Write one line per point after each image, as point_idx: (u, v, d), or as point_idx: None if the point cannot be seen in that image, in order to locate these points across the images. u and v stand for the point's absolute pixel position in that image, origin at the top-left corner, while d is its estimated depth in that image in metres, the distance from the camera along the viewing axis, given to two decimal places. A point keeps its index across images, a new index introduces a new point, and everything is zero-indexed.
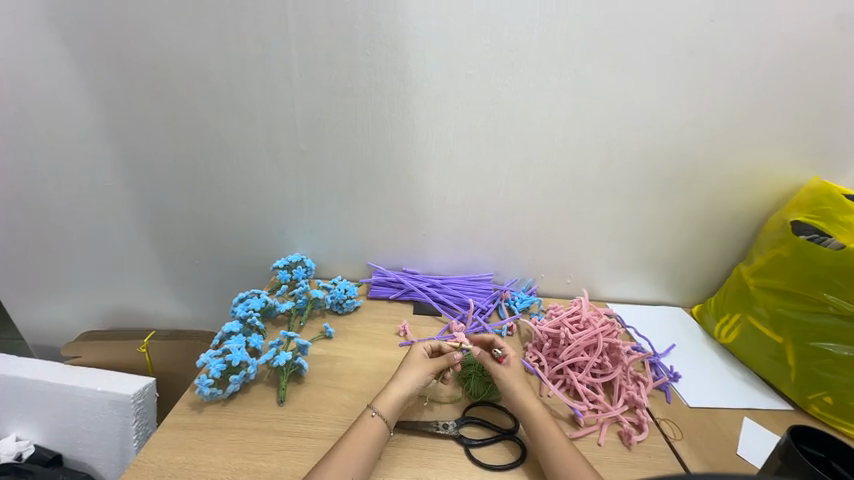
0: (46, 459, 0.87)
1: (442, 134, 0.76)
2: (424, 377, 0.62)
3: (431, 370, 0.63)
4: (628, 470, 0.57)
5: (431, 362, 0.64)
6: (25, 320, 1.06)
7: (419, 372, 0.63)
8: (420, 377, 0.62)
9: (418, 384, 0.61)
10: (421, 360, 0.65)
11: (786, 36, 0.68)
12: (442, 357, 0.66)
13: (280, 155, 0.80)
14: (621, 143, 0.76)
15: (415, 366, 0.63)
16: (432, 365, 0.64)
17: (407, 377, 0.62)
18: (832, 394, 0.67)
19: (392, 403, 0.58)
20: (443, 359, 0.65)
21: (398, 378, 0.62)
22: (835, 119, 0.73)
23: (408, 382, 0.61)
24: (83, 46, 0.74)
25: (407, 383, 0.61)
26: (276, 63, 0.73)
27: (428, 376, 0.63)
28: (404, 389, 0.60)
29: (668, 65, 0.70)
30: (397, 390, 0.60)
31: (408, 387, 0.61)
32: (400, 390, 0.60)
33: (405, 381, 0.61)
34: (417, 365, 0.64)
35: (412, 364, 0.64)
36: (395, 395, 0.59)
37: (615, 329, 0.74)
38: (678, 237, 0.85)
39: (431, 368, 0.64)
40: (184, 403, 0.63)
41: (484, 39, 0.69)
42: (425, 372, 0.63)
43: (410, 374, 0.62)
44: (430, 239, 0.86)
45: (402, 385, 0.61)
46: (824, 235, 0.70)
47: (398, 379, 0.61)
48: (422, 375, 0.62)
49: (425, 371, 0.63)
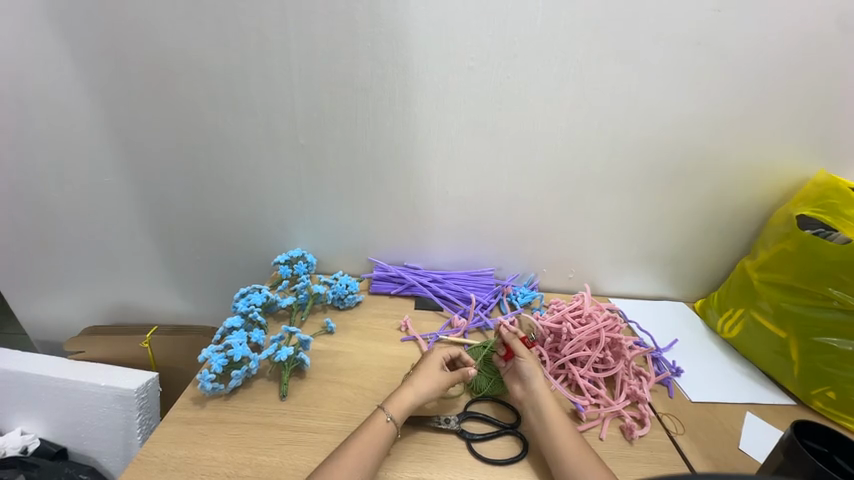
0: (51, 452, 0.88)
1: (443, 129, 0.76)
2: (438, 388, 0.61)
3: (446, 381, 0.62)
4: (630, 465, 0.57)
5: (448, 374, 0.63)
6: (28, 315, 1.07)
7: (434, 381, 0.62)
8: (434, 386, 0.61)
9: (432, 393, 0.61)
10: (438, 370, 0.64)
11: (793, 26, 0.67)
12: (458, 370, 0.65)
13: (280, 148, 0.80)
14: (623, 137, 0.75)
15: (431, 375, 0.62)
16: (448, 378, 0.63)
17: (423, 384, 0.61)
18: (836, 389, 0.66)
19: (404, 408, 0.58)
20: (459, 372, 0.64)
21: (412, 383, 0.61)
22: (843, 110, 0.72)
23: (422, 389, 0.60)
24: (81, 40, 0.74)
25: (421, 390, 0.60)
26: (276, 56, 0.72)
27: (442, 388, 0.62)
28: (418, 396, 0.60)
29: (672, 56, 0.69)
30: (410, 395, 0.59)
31: (422, 395, 0.60)
32: (414, 397, 0.59)
33: (420, 388, 0.60)
34: (434, 374, 0.63)
35: (428, 373, 0.63)
36: (408, 401, 0.59)
37: (618, 324, 0.72)
38: (681, 230, 0.84)
39: (446, 381, 0.63)
40: (187, 398, 0.63)
41: (485, 30, 0.68)
42: (439, 382, 0.62)
43: (426, 381, 0.61)
44: (432, 234, 0.86)
45: (416, 391, 0.60)
46: (829, 229, 0.68)
47: (413, 384, 0.61)
48: (437, 385, 0.62)
49: (440, 382, 0.62)
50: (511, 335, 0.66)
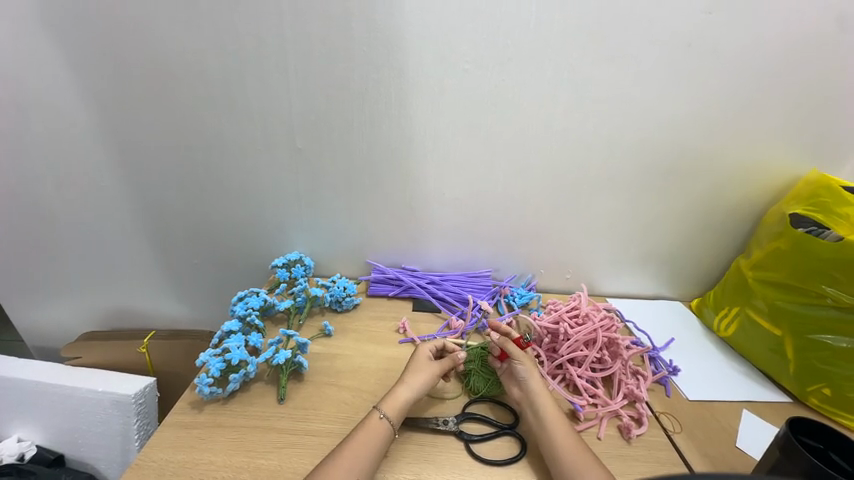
0: (48, 459, 0.87)
1: (439, 132, 0.76)
2: (431, 380, 0.62)
3: (438, 372, 0.64)
4: (628, 464, 0.57)
5: (438, 364, 0.65)
6: (25, 321, 1.06)
7: (427, 375, 0.62)
8: (427, 381, 0.62)
9: (426, 388, 0.61)
10: (428, 363, 0.65)
11: (783, 27, 0.68)
12: (447, 356, 0.67)
13: (278, 152, 0.80)
14: (618, 138, 0.76)
15: (422, 369, 0.63)
16: (438, 367, 0.64)
17: (416, 380, 0.61)
18: (831, 386, 0.67)
19: (399, 406, 0.58)
20: (448, 358, 0.66)
21: (405, 380, 0.61)
22: (835, 110, 0.73)
23: (416, 385, 0.61)
24: (78, 45, 0.74)
25: (415, 386, 0.61)
26: (273, 59, 0.73)
27: (434, 380, 0.63)
28: (412, 393, 0.60)
29: (666, 57, 0.70)
30: (404, 394, 0.60)
31: (415, 391, 0.60)
32: (408, 393, 0.60)
33: (413, 385, 0.61)
34: (425, 368, 0.63)
35: (419, 367, 0.63)
36: (403, 399, 0.59)
37: (615, 324, 0.73)
38: (676, 229, 0.85)
39: (438, 370, 0.64)
40: (185, 402, 0.63)
41: (479, 34, 0.69)
42: (431, 376, 0.63)
43: (418, 376, 0.62)
44: (429, 236, 0.87)
45: (410, 388, 0.60)
46: (822, 227, 0.69)
47: (406, 381, 0.61)
48: (429, 378, 0.62)
49: (432, 373, 0.63)
50: (502, 338, 0.66)
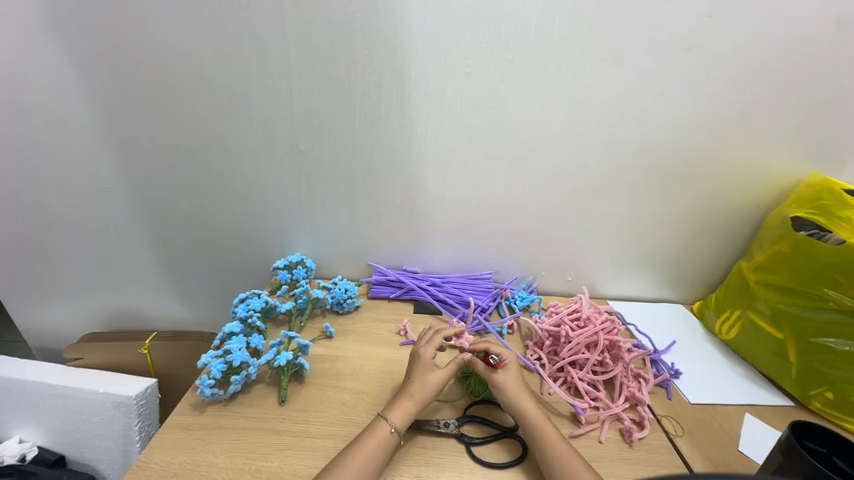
0: (49, 460, 0.87)
1: (441, 134, 0.76)
2: (437, 387, 0.62)
3: (444, 378, 0.63)
4: (630, 467, 0.57)
5: (443, 370, 0.63)
6: (27, 322, 1.07)
7: (432, 382, 0.62)
8: (433, 388, 0.61)
9: (433, 391, 0.61)
10: (432, 368, 0.63)
11: (784, 30, 0.68)
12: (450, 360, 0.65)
13: (280, 154, 0.80)
14: (617, 142, 0.76)
15: (427, 375, 0.62)
16: (444, 374, 0.63)
17: (421, 387, 0.61)
18: (834, 390, 0.67)
19: (407, 416, 0.58)
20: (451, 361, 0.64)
21: (410, 388, 0.61)
22: (836, 112, 0.73)
23: (422, 393, 0.61)
24: (81, 47, 0.74)
25: (421, 394, 0.60)
26: (275, 61, 0.73)
27: (441, 386, 0.62)
28: (418, 400, 0.60)
29: (666, 59, 0.70)
30: (409, 399, 0.60)
31: (422, 399, 0.60)
32: (414, 402, 0.59)
33: (419, 393, 0.60)
34: (429, 375, 0.62)
35: (423, 373, 0.62)
36: (409, 407, 0.59)
37: (616, 326, 0.73)
38: (678, 232, 0.85)
39: (443, 376, 0.63)
40: (187, 403, 0.63)
41: (481, 37, 0.69)
42: (437, 384, 0.62)
43: (424, 384, 0.61)
44: (430, 238, 0.87)
45: (416, 397, 0.60)
46: (824, 230, 0.69)
47: (412, 389, 0.61)
48: (435, 386, 0.61)
49: (438, 380, 0.62)
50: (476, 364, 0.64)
